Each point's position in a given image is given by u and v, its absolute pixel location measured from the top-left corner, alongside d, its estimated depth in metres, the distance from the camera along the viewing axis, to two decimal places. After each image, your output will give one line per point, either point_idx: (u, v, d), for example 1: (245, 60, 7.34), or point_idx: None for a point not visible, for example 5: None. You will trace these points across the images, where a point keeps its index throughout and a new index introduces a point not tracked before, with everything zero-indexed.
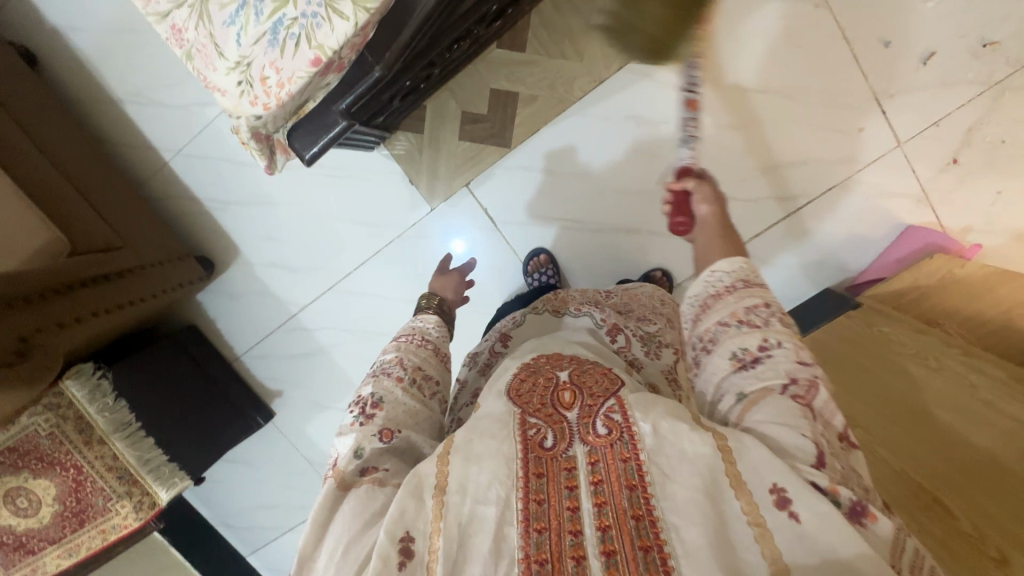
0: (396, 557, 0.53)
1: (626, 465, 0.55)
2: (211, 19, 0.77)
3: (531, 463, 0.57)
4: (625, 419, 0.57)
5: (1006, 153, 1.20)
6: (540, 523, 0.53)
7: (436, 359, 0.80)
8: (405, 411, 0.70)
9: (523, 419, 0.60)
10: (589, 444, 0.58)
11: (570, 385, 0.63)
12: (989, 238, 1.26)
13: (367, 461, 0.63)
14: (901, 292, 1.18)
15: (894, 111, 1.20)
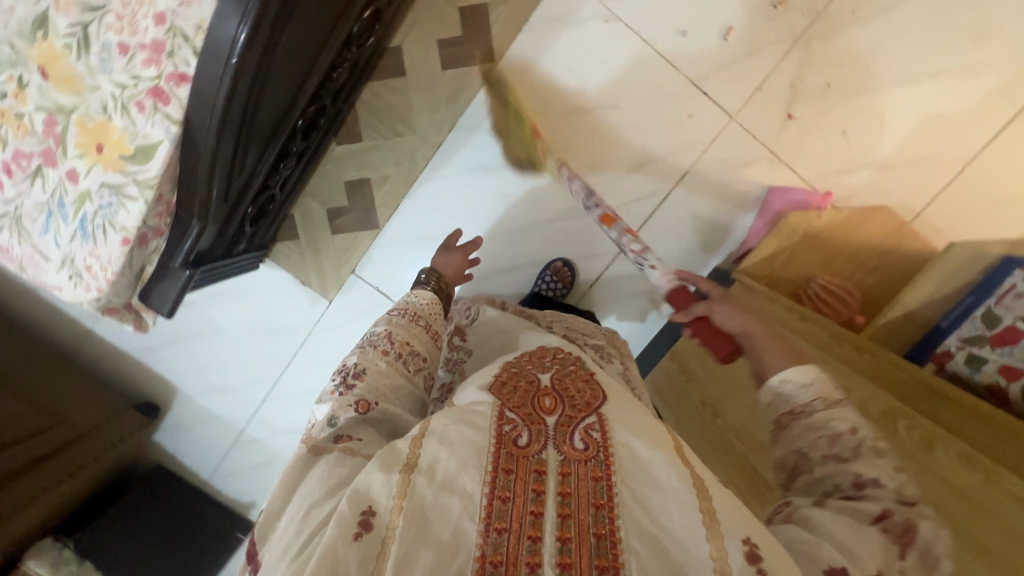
0: (353, 527, 0.52)
1: (597, 484, 0.57)
2: (29, 232, 0.86)
3: (502, 459, 0.59)
4: (603, 438, 0.61)
5: (834, 96, 1.23)
6: (502, 523, 0.54)
7: (424, 336, 0.89)
8: (384, 384, 0.77)
9: (502, 413, 0.63)
10: (563, 453, 0.61)
11: (551, 392, 0.67)
12: (852, 176, 1.28)
13: (342, 428, 0.70)
14: (772, 258, 1.18)
15: (715, 90, 1.24)
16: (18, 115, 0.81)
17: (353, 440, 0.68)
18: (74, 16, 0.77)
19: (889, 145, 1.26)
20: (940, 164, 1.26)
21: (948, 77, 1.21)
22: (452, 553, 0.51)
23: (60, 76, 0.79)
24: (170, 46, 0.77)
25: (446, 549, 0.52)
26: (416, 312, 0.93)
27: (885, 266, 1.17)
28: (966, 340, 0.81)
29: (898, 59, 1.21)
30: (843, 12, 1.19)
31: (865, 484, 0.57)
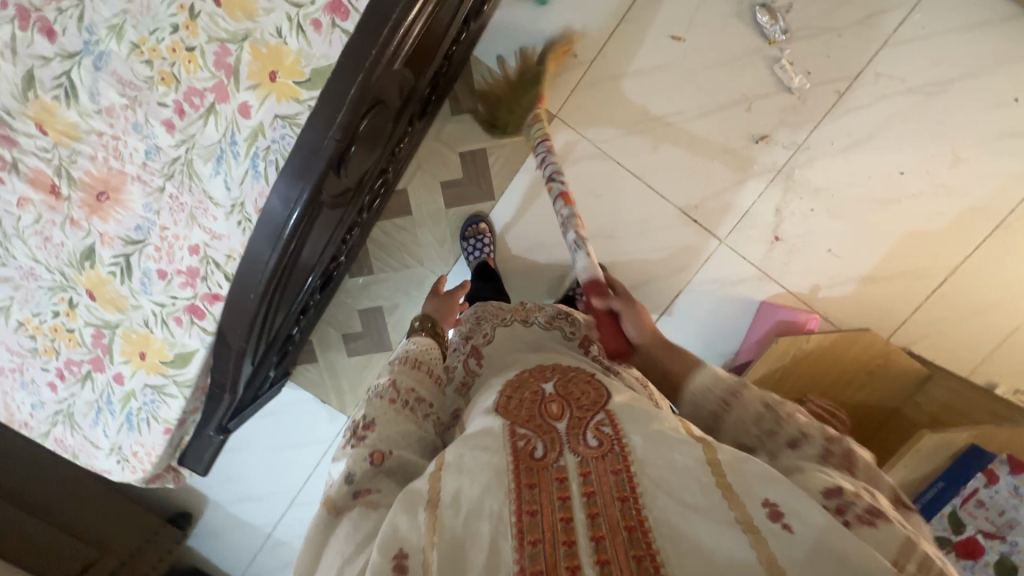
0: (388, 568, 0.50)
1: (620, 477, 0.56)
2: (81, 425, 0.95)
3: (523, 475, 0.58)
4: (615, 432, 0.60)
5: (818, 219, 1.30)
6: (535, 535, 0.53)
7: (430, 382, 0.79)
8: (397, 431, 0.68)
9: (513, 429, 0.63)
10: (579, 454, 0.60)
11: (558, 398, 0.66)
12: (839, 288, 1.34)
13: (358, 484, 0.63)
14: (764, 380, 1.24)
15: (704, 217, 1.31)
16: (69, 330, 0.90)
17: (371, 492, 0.62)
18: (118, 249, 0.86)
19: (873, 261, 1.32)
20: (921, 276, 1.32)
21: (926, 198, 1.27)
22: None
23: (105, 297, 0.88)
24: (204, 272, 0.85)
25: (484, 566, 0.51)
26: (414, 354, 0.81)
27: (869, 386, 1.25)
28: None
29: (878, 184, 1.27)
30: (823, 144, 1.25)
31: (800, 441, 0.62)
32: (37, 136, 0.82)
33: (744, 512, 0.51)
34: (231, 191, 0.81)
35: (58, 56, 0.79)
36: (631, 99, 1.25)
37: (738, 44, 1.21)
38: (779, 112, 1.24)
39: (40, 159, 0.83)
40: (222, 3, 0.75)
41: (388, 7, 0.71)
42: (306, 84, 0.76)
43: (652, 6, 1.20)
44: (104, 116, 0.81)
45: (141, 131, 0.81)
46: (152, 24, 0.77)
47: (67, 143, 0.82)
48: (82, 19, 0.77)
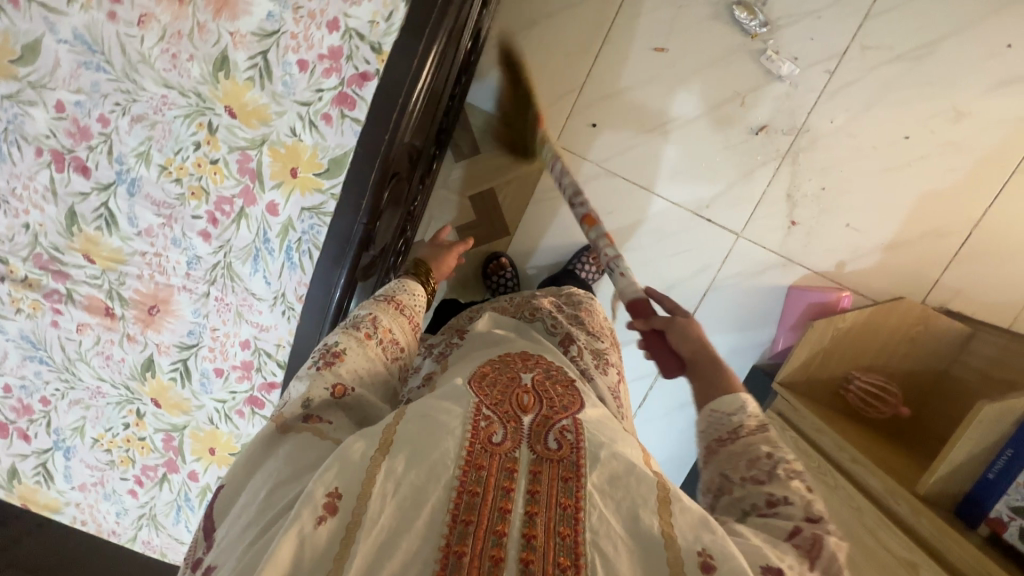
0: (317, 511, 0.45)
1: (567, 484, 0.51)
2: (164, 524, 0.99)
3: (475, 453, 0.51)
4: (578, 440, 0.55)
5: (831, 196, 1.30)
6: (469, 515, 0.47)
7: (409, 327, 0.75)
8: (364, 366, 0.64)
9: (478, 408, 0.56)
10: (536, 452, 0.54)
11: (532, 391, 0.61)
12: (865, 260, 1.34)
13: (312, 410, 0.59)
14: (806, 365, 1.25)
15: (716, 214, 1.32)
16: (141, 438, 0.95)
17: (322, 421, 0.59)
18: (174, 355, 0.90)
19: (893, 228, 1.32)
20: (945, 235, 1.32)
21: (935, 158, 1.27)
22: (417, 546, 0.45)
23: (170, 402, 0.92)
24: (257, 363, 0.89)
25: (413, 541, 0.45)
26: (397, 298, 0.77)
27: (915, 353, 1.24)
28: (1014, 509, 0.77)
29: (884, 152, 1.28)
30: (823, 123, 1.26)
31: (779, 501, 0.53)
32: (87, 265, 0.87)
33: (673, 550, 0.46)
34: (272, 284, 0.86)
35: (95, 190, 0.84)
36: (626, 115, 1.28)
37: (720, 43, 1.23)
38: (772, 101, 1.25)
39: (92, 286, 0.88)
40: (237, 115, 0.80)
41: (393, 93, 0.75)
42: (325, 174, 0.81)
43: (629, 23, 1.23)
44: (144, 236, 0.86)
45: (180, 244, 0.86)
46: (176, 145, 0.82)
47: (114, 267, 0.87)
48: (111, 152, 0.83)
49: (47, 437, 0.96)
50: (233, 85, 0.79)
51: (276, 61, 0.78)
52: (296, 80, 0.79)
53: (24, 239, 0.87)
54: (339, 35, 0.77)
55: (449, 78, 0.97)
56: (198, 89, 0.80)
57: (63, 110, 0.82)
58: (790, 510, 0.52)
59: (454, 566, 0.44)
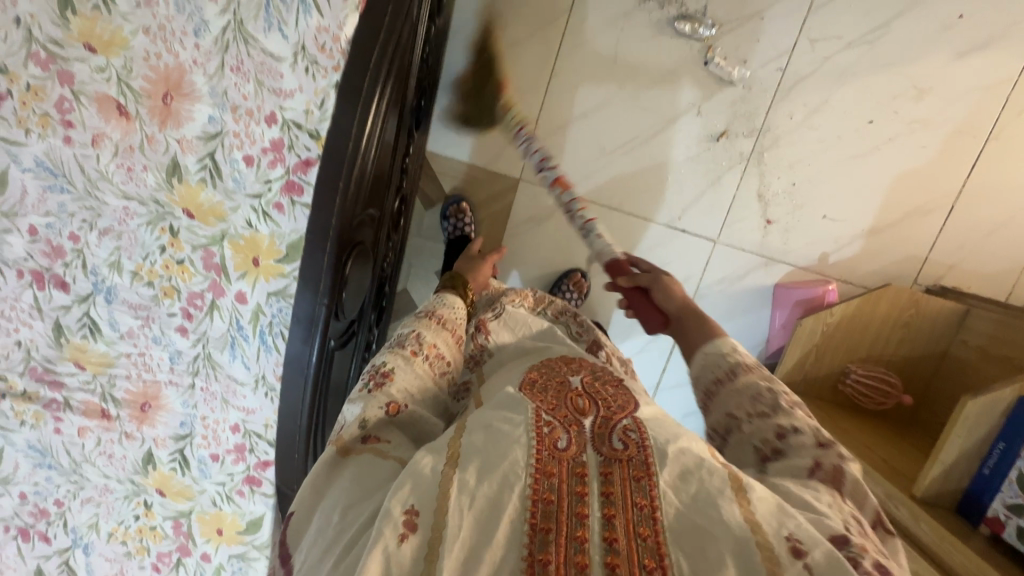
0: (397, 527, 0.44)
1: (640, 483, 0.50)
2: None
3: (544, 460, 0.50)
4: (643, 438, 0.53)
5: (803, 191, 1.29)
6: (547, 523, 0.46)
7: (451, 339, 0.80)
8: (414, 383, 0.67)
9: (539, 414, 0.55)
10: (603, 453, 0.53)
11: (584, 394, 0.61)
12: (849, 249, 1.32)
13: (369, 430, 0.59)
14: (801, 364, 1.23)
15: (691, 223, 1.32)
16: (152, 527, 0.99)
17: (381, 441, 0.59)
18: (171, 446, 0.94)
19: (871, 213, 1.30)
20: (926, 213, 1.29)
21: (904, 138, 1.25)
22: (500, 559, 0.44)
23: (174, 490, 0.96)
24: (249, 444, 0.92)
25: (498, 549, 0.44)
26: (436, 315, 0.82)
27: (909, 339, 1.21)
28: (1011, 507, 0.75)
29: (851, 140, 1.26)
30: (783, 120, 1.25)
31: (787, 432, 0.60)
32: (78, 371, 0.92)
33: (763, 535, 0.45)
34: (251, 368, 0.89)
35: (75, 302, 0.89)
36: (585, 140, 1.29)
37: (667, 57, 1.23)
38: (728, 106, 1.25)
39: (85, 390, 0.92)
40: (195, 215, 0.84)
41: (331, 178, 0.76)
42: (284, 259, 0.83)
43: (575, 52, 1.24)
44: (127, 339, 0.89)
45: (160, 342, 0.89)
46: (143, 251, 0.86)
47: (103, 371, 0.91)
48: (85, 265, 0.87)
49: (65, 536, 1.01)
50: (188, 188, 0.83)
51: (223, 160, 0.82)
52: (245, 175, 0.82)
53: (18, 356, 0.92)
54: (278, 127, 0.80)
55: (394, 133, 0.97)
56: (155, 196, 0.83)
57: (36, 232, 0.86)
58: (799, 441, 0.59)
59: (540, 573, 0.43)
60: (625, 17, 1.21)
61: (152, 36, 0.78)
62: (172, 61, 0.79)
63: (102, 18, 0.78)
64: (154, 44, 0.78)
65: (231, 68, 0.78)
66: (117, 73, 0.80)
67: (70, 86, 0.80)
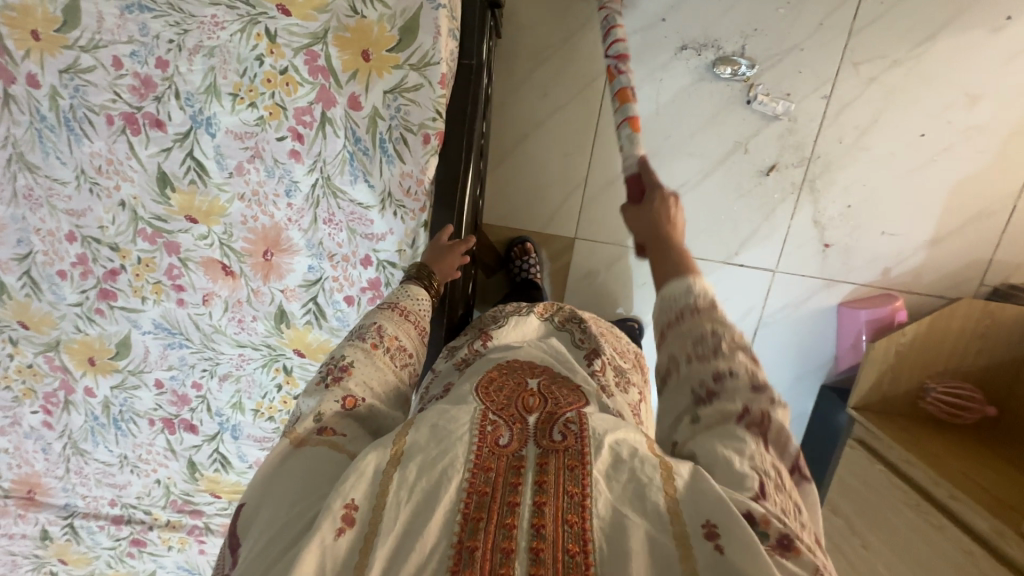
0: (335, 522, 0.46)
1: (573, 473, 0.50)
2: None
3: (483, 456, 0.51)
4: (581, 428, 0.54)
5: (860, 211, 1.29)
6: (479, 513, 0.47)
7: (414, 330, 0.69)
8: (374, 379, 0.61)
9: (485, 413, 0.56)
10: (543, 446, 0.53)
11: (537, 393, 0.61)
12: (911, 260, 1.32)
13: (326, 423, 0.56)
14: (879, 386, 1.25)
15: (748, 257, 1.33)
16: None
17: (336, 432, 0.55)
18: None
19: (932, 222, 1.29)
20: (988, 216, 1.28)
21: (958, 147, 1.24)
22: (430, 553, 0.45)
23: None
24: None
25: (429, 539, 0.46)
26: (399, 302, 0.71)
27: (985, 349, 1.22)
28: None
29: (904, 155, 1.25)
30: (832, 145, 1.25)
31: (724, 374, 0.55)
32: (215, 500, 1.00)
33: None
34: None
35: (205, 440, 0.96)
36: None
37: (709, 102, 1.23)
38: (775, 140, 1.25)
39: (224, 515, 1.01)
40: (306, 353, 0.90)
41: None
42: None
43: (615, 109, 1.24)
44: (255, 467, 0.97)
45: None
46: (261, 390, 0.92)
47: (238, 497, 0.99)
48: (210, 408, 0.94)
49: None
50: (295, 330, 0.89)
51: (326, 302, 0.87)
52: (350, 313, 0.87)
53: (158, 492, 1.00)
54: (374, 268, 0.85)
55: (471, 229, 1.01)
56: (267, 340, 0.89)
57: (162, 385, 0.93)
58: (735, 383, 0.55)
59: (468, 562, 0.44)
60: (661, 69, 1.22)
61: (247, 201, 0.83)
62: (268, 221, 0.84)
63: (199, 191, 0.83)
64: (250, 208, 0.83)
65: (324, 221, 0.83)
66: (219, 238, 0.85)
67: (178, 255, 0.86)
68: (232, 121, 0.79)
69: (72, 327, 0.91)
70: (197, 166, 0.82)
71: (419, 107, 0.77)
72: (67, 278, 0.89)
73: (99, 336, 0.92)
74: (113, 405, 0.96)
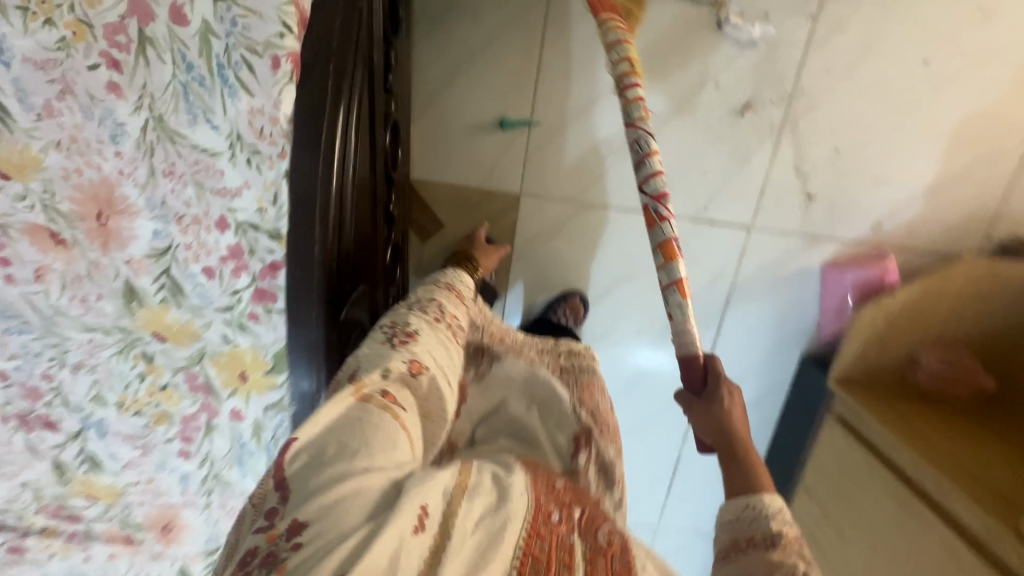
0: (412, 525, 0.49)
1: (615, 560, 0.57)
2: None
3: (537, 525, 0.56)
4: (625, 542, 0.60)
5: (848, 156, 1.11)
6: (540, 557, 0.53)
7: (453, 332, 0.79)
8: (434, 348, 0.73)
9: (536, 487, 0.60)
10: (590, 549, 0.58)
11: (570, 490, 0.64)
12: (906, 213, 1.15)
13: (377, 393, 0.61)
14: (865, 355, 1.10)
15: (719, 212, 1.16)
16: None
17: (393, 402, 0.61)
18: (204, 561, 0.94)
19: (931, 167, 1.11)
20: (998, 159, 1.10)
21: (968, 77, 1.05)
22: None
23: None
24: None
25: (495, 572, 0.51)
26: (454, 287, 0.89)
27: (987, 312, 1.06)
28: None
29: (902, 88, 1.06)
30: (818, 78, 1.05)
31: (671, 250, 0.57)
32: (92, 504, 0.87)
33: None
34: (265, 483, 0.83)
35: (68, 439, 0.82)
36: (588, 139, 1.11)
37: (672, 25, 1.03)
38: (751, 73, 1.05)
39: (104, 520, 0.88)
40: (167, 338, 0.74)
41: (308, 274, 0.66)
42: (274, 369, 0.75)
43: (560, 39, 1.03)
44: (131, 468, 0.83)
45: (166, 466, 0.83)
46: (123, 381, 0.78)
47: (117, 500, 0.86)
48: (68, 403, 0.80)
49: None
50: (151, 311, 0.73)
51: (182, 275, 0.71)
52: (210, 287, 0.71)
53: (27, 496, 0.87)
54: (232, 232, 0.68)
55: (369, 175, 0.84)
56: (119, 323, 0.74)
57: (7, 377, 0.79)
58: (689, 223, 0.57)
59: None
60: None
61: (65, 150, 0.66)
62: (95, 175, 0.67)
63: (4, 139, 0.65)
64: (71, 159, 0.66)
65: (165, 173, 0.66)
66: (40, 198, 0.68)
67: None
68: (27, 44, 0.61)
69: None
70: None
71: (261, 19, 0.59)
72: None
73: None
74: None
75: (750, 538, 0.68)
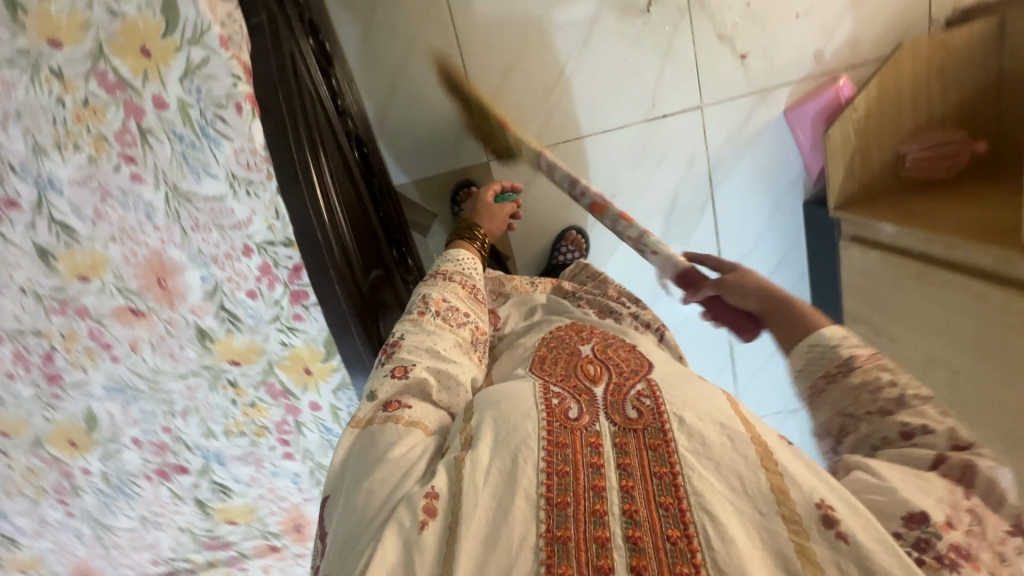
0: (417, 515, 0.45)
1: (658, 453, 0.47)
2: None
3: (555, 432, 0.49)
4: (656, 402, 0.51)
5: (762, 6, 1.16)
6: (564, 497, 0.44)
7: (462, 292, 0.75)
8: (425, 343, 0.64)
9: (545, 388, 0.54)
10: (617, 423, 0.51)
11: (594, 360, 0.59)
12: (842, 33, 1.18)
13: (387, 398, 0.58)
14: (852, 172, 1.13)
15: (666, 103, 1.23)
16: None
17: (402, 408, 0.57)
18: None
19: None
20: None
21: None
22: (517, 549, 0.42)
23: None
24: None
25: (516, 524, 0.43)
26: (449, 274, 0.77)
27: (953, 86, 1.09)
28: None
29: None
30: None
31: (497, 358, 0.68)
32: (234, 527, 1.10)
33: (789, 506, 0.42)
34: None
35: (199, 475, 1.02)
36: (524, 87, 1.22)
37: None
38: None
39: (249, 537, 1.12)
40: (240, 360, 0.90)
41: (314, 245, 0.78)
42: (327, 355, 0.89)
43: (467, 15, 1.16)
44: (252, 484, 1.04)
45: (277, 472, 1.02)
46: (222, 412, 0.96)
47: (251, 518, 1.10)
48: (189, 445, 0.99)
49: None
50: (222, 343, 0.89)
51: (233, 305, 0.87)
52: (255, 311, 0.87)
53: (187, 536, 1.11)
54: (257, 255, 0.83)
55: (353, 188, 1.00)
56: (202, 363, 0.91)
57: (139, 441, 0.99)
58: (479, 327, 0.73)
59: (561, 551, 0.41)
60: None
61: (119, 241, 0.84)
62: (146, 251, 0.84)
63: (77, 250, 0.84)
64: (125, 246, 0.84)
65: (192, 229, 0.83)
66: (114, 286, 0.87)
67: (90, 317, 0.89)
68: (67, 169, 0.79)
69: (42, 419, 0.97)
70: (62, 228, 0.83)
71: (217, 79, 0.74)
72: (16, 378, 0.93)
73: (67, 419, 0.97)
74: (110, 476, 1.02)
75: (824, 375, 0.54)
